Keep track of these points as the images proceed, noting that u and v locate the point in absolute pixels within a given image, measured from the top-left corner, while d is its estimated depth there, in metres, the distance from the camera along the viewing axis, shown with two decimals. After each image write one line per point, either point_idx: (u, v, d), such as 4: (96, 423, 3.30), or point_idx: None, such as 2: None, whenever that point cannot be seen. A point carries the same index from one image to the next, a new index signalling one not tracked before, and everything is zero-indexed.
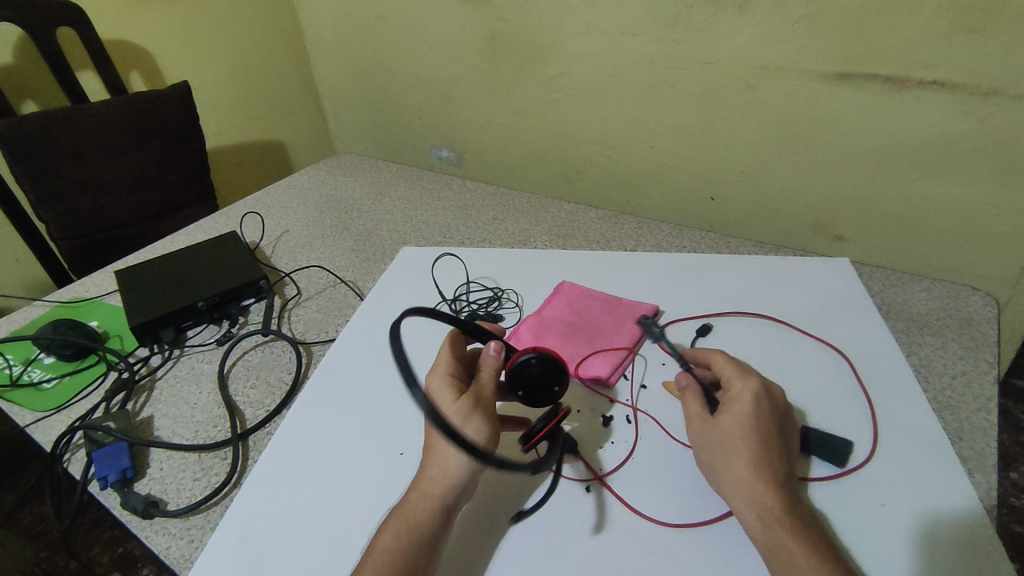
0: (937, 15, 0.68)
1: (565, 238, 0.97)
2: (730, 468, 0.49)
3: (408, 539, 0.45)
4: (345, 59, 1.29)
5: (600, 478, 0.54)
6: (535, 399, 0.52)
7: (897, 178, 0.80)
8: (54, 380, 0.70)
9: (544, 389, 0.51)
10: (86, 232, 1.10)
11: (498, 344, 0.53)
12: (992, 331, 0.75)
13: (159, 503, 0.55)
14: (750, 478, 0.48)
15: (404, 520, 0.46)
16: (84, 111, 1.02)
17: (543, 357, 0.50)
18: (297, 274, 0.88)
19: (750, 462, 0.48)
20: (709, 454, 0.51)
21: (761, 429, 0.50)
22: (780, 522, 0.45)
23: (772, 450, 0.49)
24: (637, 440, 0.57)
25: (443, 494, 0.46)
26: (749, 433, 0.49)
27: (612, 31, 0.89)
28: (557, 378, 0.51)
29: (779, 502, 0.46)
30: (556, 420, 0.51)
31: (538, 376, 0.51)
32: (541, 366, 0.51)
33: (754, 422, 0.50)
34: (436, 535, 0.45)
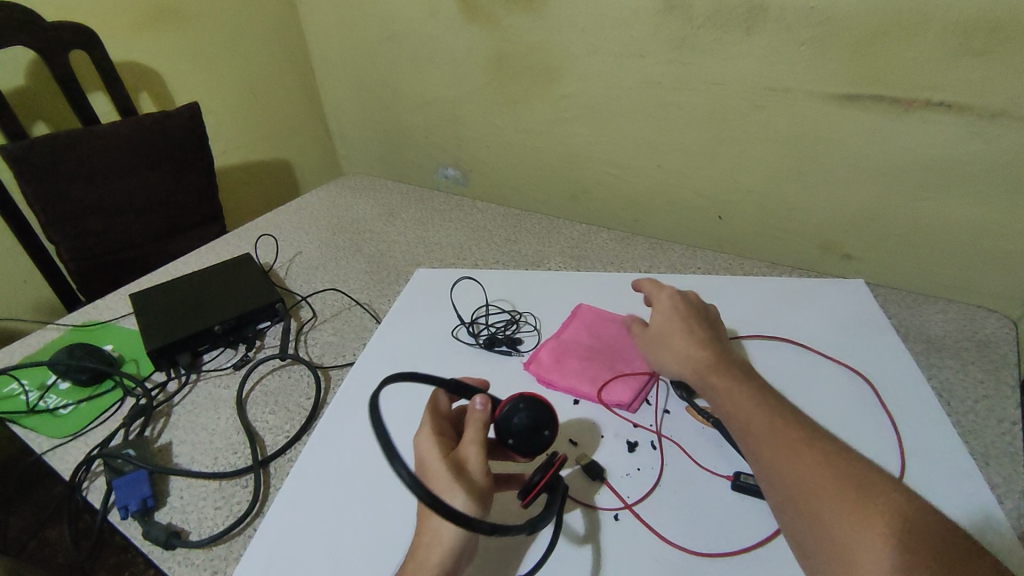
0: (944, 38, 0.69)
1: (579, 259, 0.98)
2: (666, 350, 0.58)
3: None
4: (351, 78, 1.30)
5: (628, 507, 0.54)
6: (528, 448, 0.50)
7: (906, 199, 0.81)
8: (71, 406, 0.69)
9: (535, 437, 0.50)
10: (96, 254, 1.10)
11: (484, 396, 0.50)
12: (1011, 353, 0.75)
13: (181, 533, 0.55)
14: (681, 352, 0.57)
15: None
16: (95, 133, 1.02)
17: (529, 402, 0.50)
18: (312, 297, 0.88)
19: (682, 338, 0.58)
20: (653, 347, 0.60)
21: (683, 315, 0.60)
22: (717, 374, 0.54)
23: (696, 326, 0.59)
24: (662, 466, 0.58)
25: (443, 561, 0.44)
26: (673, 319, 0.60)
27: (621, 52, 0.90)
28: (545, 421, 0.50)
29: (711, 360, 0.55)
30: (553, 469, 0.49)
31: (527, 423, 0.49)
32: (528, 412, 0.50)
33: (676, 311, 0.60)
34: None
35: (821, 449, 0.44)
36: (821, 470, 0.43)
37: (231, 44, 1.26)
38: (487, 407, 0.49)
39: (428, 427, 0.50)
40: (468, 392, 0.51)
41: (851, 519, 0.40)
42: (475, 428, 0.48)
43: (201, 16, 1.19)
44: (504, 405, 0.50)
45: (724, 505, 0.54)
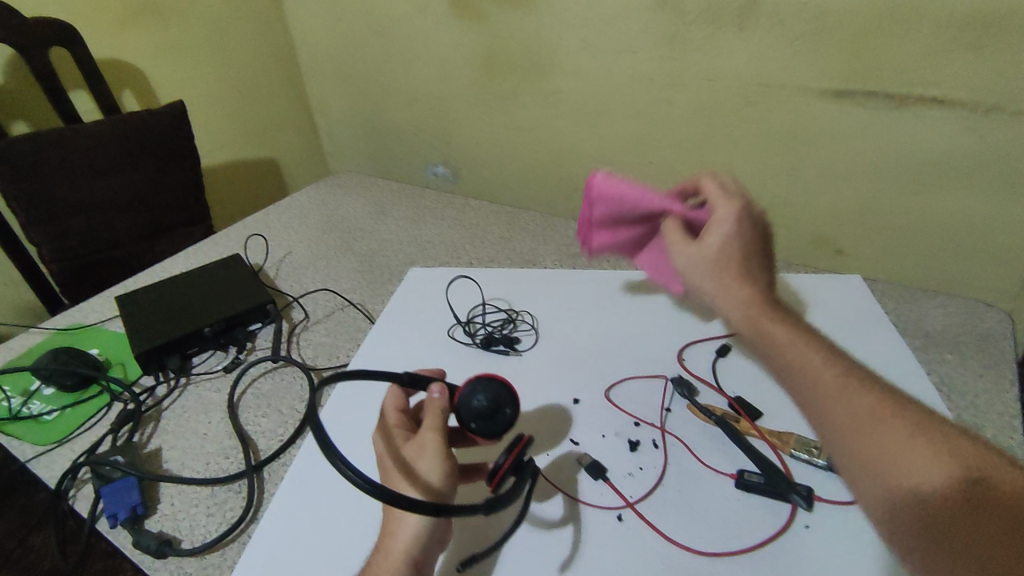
0: (936, 33, 0.69)
1: (573, 257, 0.97)
2: (722, 283, 0.52)
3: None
4: (338, 75, 1.28)
5: (631, 506, 0.54)
6: (490, 431, 0.49)
7: (898, 194, 0.81)
8: (56, 412, 0.67)
9: (495, 418, 0.49)
10: (79, 255, 1.08)
11: (440, 384, 0.50)
12: (1009, 347, 0.76)
13: (173, 541, 0.54)
14: (735, 288, 0.51)
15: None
16: (77, 132, 1.00)
17: (486, 382, 0.50)
18: (304, 298, 0.86)
19: (734, 278, 0.52)
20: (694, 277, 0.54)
21: (739, 246, 0.53)
22: (772, 318, 0.49)
23: (747, 261, 0.52)
24: (665, 464, 0.58)
25: (408, 548, 0.45)
26: (730, 248, 0.53)
27: (612, 48, 0.90)
28: (505, 399, 0.49)
29: (764, 302, 0.50)
30: (518, 450, 0.48)
31: (486, 404, 0.48)
32: (485, 394, 0.49)
33: (732, 241, 0.53)
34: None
35: (880, 399, 0.42)
36: (900, 433, 0.39)
37: (215, 41, 1.24)
38: (444, 395, 0.49)
39: (383, 421, 0.51)
40: (423, 382, 0.50)
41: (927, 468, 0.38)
42: (432, 417, 0.48)
43: (184, 12, 1.17)
44: (462, 389, 0.50)
45: (728, 504, 0.54)
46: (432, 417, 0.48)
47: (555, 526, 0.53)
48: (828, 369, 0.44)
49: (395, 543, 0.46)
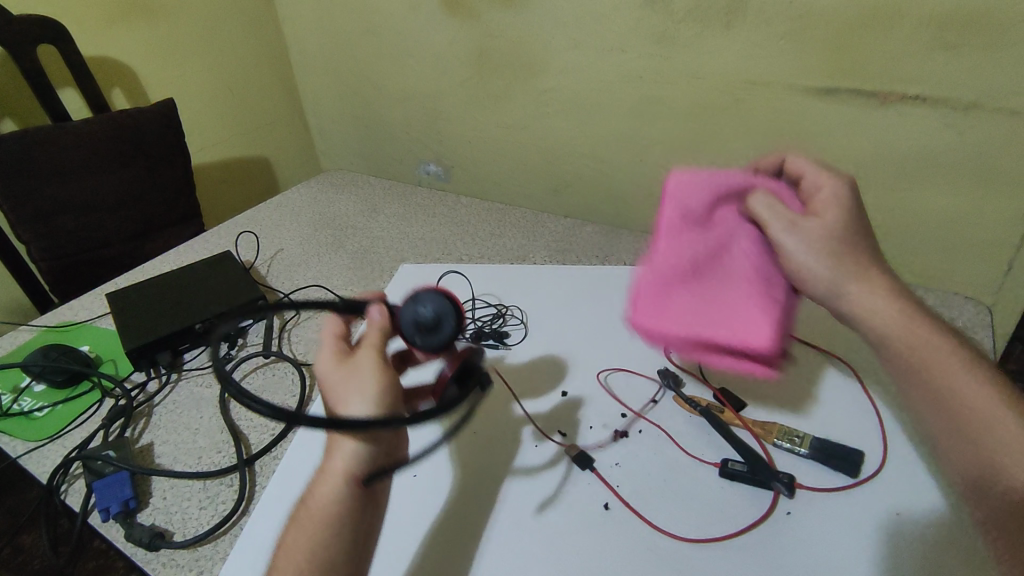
0: (917, 32, 0.70)
1: (563, 253, 0.99)
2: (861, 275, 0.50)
3: (320, 521, 0.46)
4: (329, 74, 1.28)
5: (617, 496, 0.57)
6: (433, 344, 0.51)
7: (881, 191, 0.82)
8: (46, 408, 0.68)
9: (437, 331, 0.51)
10: (68, 254, 1.08)
11: (379, 305, 0.52)
12: (987, 339, 0.78)
13: (165, 534, 0.55)
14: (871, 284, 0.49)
15: (312, 505, 0.48)
16: (66, 130, 1.00)
17: (427, 295, 0.52)
18: (295, 295, 0.87)
19: (857, 266, 0.50)
20: (812, 276, 0.50)
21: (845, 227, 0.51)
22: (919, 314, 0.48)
23: (861, 241, 0.51)
24: (648, 453, 0.61)
25: (346, 466, 0.48)
26: (844, 229, 0.51)
27: (601, 47, 0.91)
28: (447, 315, 0.52)
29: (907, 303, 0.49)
30: None
31: (429, 315, 0.51)
32: (424, 307, 0.51)
33: (842, 223, 0.51)
34: (347, 509, 0.47)
35: (989, 384, 0.45)
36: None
37: (207, 39, 1.24)
38: (384, 315, 0.52)
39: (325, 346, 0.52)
40: (364, 305, 0.52)
41: None
42: (373, 337, 0.50)
43: (174, 10, 1.17)
44: (402, 307, 0.52)
45: (711, 491, 0.57)
46: (373, 337, 0.51)
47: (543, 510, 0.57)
48: (961, 375, 0.45)
49: (335, 463, 0.48)
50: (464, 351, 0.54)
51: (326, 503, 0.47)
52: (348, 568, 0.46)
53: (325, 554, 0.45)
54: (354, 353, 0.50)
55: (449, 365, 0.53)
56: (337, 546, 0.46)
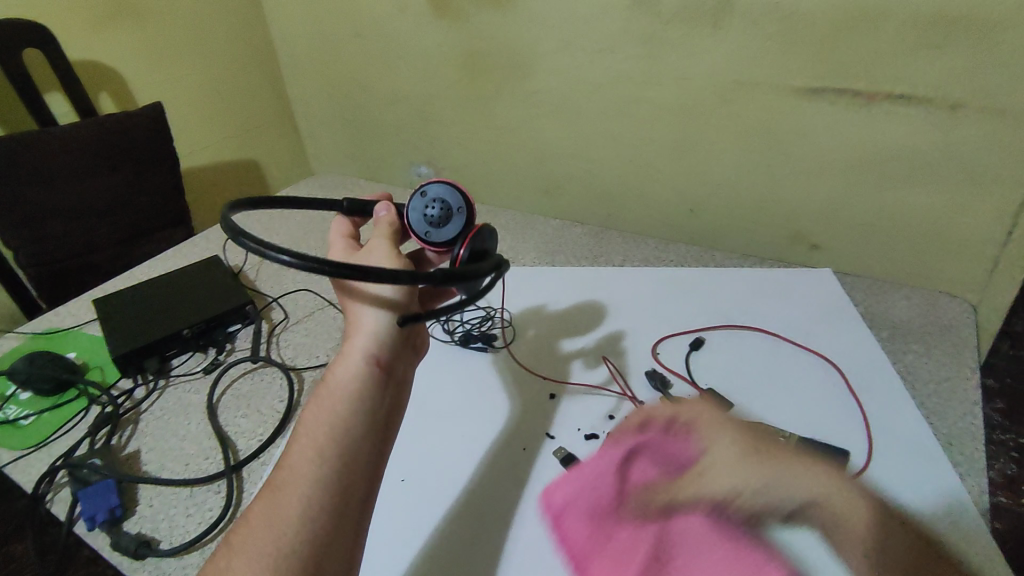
0: (902, 32, 0.70)
1: (553, 254, 1.00)
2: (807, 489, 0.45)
3: (340, 399, 0.48)
4: (319, 76, 1.27)
5: None
6: (444, 231, 0.58)
7: (868, 190, 0.83)
8: (32, 416, 0.67)
9: (446, 222, 0.58)
10: (56, 259, 1.07)
11: (386, 203, 0.59)
12: (970, 336, 0.79)
13: (151, 542, 0.54)
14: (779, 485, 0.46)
15: (329, 386, 0.49)
16: (52, 134, 0.99)
17: (434, 192, 0.59)
18: (284, 299, 0.86)
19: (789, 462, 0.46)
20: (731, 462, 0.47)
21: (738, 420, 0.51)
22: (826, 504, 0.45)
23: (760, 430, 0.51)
24: None
25: (367, 345, 0.50)
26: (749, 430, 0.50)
27: (590, 48, 0.91)
28: (454, 207, 0.59)
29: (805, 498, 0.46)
30: (470, 237, 0.54)
31: (437, 208, 0.58)
32: (432, 203, 0.58)
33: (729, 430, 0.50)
34: (367, 386, 0.49)
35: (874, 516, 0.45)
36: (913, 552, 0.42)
37: (195, 42, 1.24)
38: (390, 211, 0.57)
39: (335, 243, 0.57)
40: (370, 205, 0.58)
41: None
42: (382, 228, 0.55)
43: (162, 13, 1.16)
44: (408, 206, 0.59)
45: None
46: (382, 229, 0.55)
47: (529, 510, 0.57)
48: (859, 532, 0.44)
49: (355, 343, 0.51)
50: (475, 229, 0.55)
51: (345, 380, 0.48)
52: (368, 445, 0.47)
53: (345, 427, 0.46)
54: (366, 241, 0.55)
55: (461, 244, 0.54)
56: (358, 420, 0.47)
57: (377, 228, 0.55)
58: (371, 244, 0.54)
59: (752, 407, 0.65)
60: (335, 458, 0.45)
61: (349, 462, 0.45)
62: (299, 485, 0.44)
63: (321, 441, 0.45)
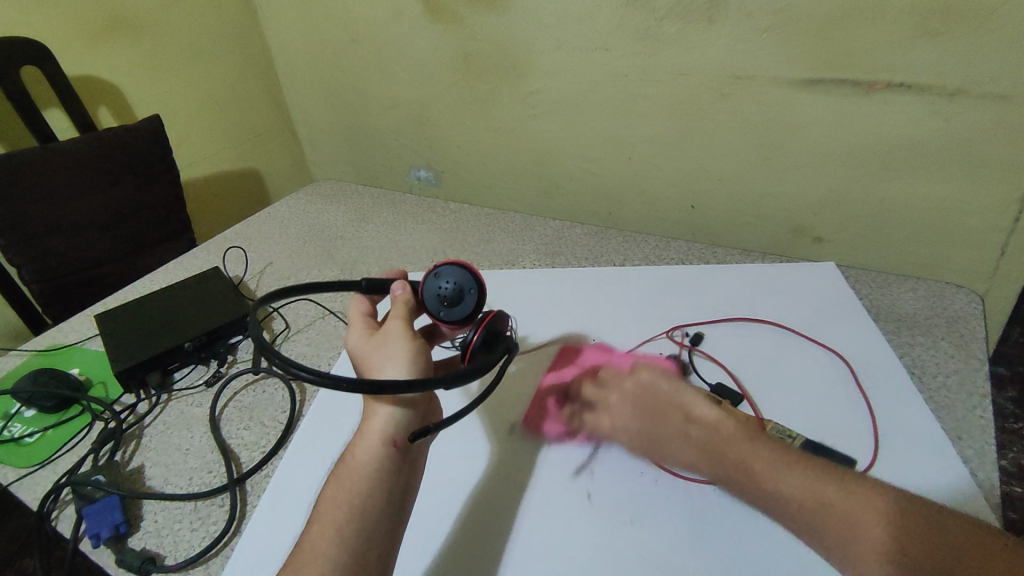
0: (901, 20, 0.69)
1: (553, 256, 0.99)
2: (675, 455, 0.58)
3: (357, 484, 0.48)
4: (316, 83, 1.27)
5: (599, 489, 0.58)
6: (458, 311, 0.56)
7: (871, 180, 0.82)
8: (36, 434, 0.67)
9: (459, 300, 0.56)
10: (59, 275, 1.07)
11: (401, 282, 0.57)
12: (979, 327, 0.77)
13: (156, 558, 0.54)
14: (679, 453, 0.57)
15: (347, 469, 0.49)
16: (52, 150, 1.00)
17: (448, 270, 0.57)
18: (284, 308, 0.87)
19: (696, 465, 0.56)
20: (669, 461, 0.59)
21: (636, 407, 0.62)
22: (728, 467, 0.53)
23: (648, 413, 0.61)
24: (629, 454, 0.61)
25: (384, 430, 0.50)
26: (640, 426, 0.60)
27: (586, 46, 0.90)
28: (468, 285, 0.57)
29: (704, 454, 0.55)
30: (485, 325, 0.54)
31: (451, 287, 0.56)
32: (447, 284, 0.56)
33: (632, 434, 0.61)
34: (385, 472, 0.48)
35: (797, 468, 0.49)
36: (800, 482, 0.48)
37: (193, 53, 1.23)
38: (405, 290, 0.56)
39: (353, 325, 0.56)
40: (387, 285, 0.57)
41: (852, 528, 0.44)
42: (399, 309, 0.55)
43: (158, 26, 1.16)
44: (424, 284, 0.57)
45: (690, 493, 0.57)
46: (399, 309, 0.55)
47: (525, 511, 0.57)
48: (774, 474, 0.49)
49: (373, 426, 0.50)
50: (490, 314, 0.55)
51: (363, 466, 0.48)
52: (385, 526, 0.47)
53: (361, 511, 0.47)
54: (382, 326, 0.54)
55: (475, 329, 0.54)
56: (375, 499, 0.47)
57: (394, 312, 0.55)
58: (387, 331, 0.53)
59: (757, 405, 0.65)
60: (349, 540, 0.45)
61: (365, 546, 0.45)
62: (314, 567, 0.44)
63: (337, 528, 0.46)
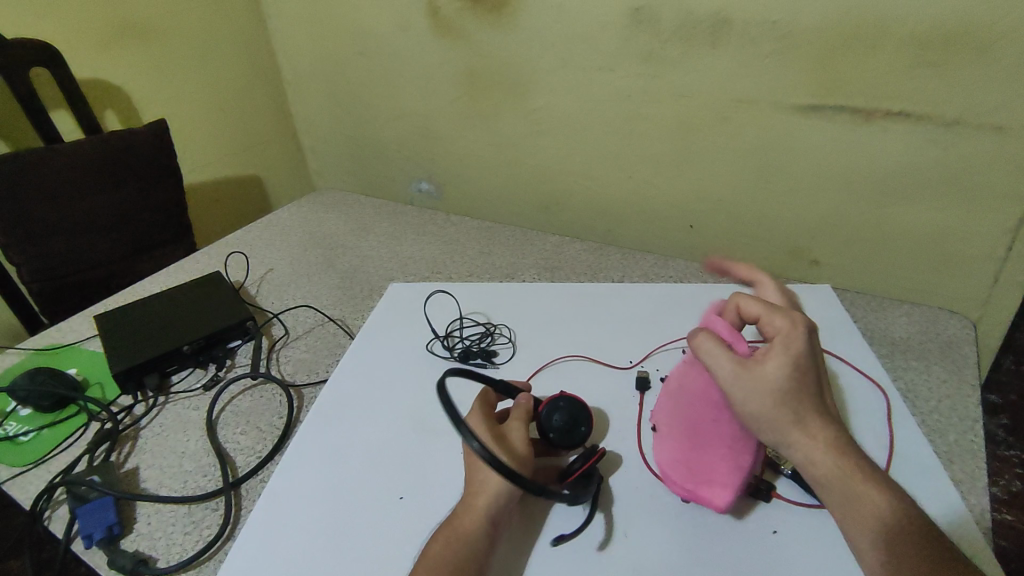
0: (899, 51, 0.71)
1: (553, 270, 1.00)
2: (779, 421, 0.49)
3: (459, 546, 0.49)
4: (322, 93, 1.29)
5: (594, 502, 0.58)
6: (565, 441, 0.57)
7: (867, 205, 0.83)
8: (32, 433, 0.67)
9: (572, 431, 0.57)
10: (58, 275, 1.07)
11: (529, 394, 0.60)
12: (971, 353, 0.78)
13: (149, 560, 0.54)
14: (769, 410, 0.49)
15: (454, 531, 0.50)
16: (58, 151, 1.00)
17: (569, 402, 0.58)
18: (284, 315, 0.88)
19: (798, 423, 0.49)
20: (755, 419, 0.50)
21: (799, 360, 0.50)
22: (803, 436, 0.49)
23: (814, 361, 0.51)
24: (624, 469, 0.61)
25: (489, 505, 0.51)
26: (789, 370, 0.50)
27: (591, 66, 0.92)
28: (581, 420, 0.58)
29: (793, 422, 0.49)
30: (592, 461, 0.57)
31: (564, 421, 0.57)
32: (566, 412, 0.58)
33: (796, 355, 0.50)
34: (482, 544, 0.49)
35: (824, 446, 0.48)
36: (831, 467, 0.48)
37: (202, 60, 1.25)
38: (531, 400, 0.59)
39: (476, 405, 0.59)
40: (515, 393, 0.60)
41: (854, 516, 0.46)
42: (520, 412, 0.57)
43: (169, 32, 1.17)
44: (545, 405, 0.59)
45: (683, 509, 0.57)
46: (519, 412, 0.57)
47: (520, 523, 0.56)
48: (811, 445, 0.49)
49: (480, 499, 0.51)
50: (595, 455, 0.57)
51: (470, 533, 0.49)
52: None
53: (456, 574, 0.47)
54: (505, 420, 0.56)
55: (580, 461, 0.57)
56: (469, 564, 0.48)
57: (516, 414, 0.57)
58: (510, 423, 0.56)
59: None
60: None
61: None
62: None
63: None
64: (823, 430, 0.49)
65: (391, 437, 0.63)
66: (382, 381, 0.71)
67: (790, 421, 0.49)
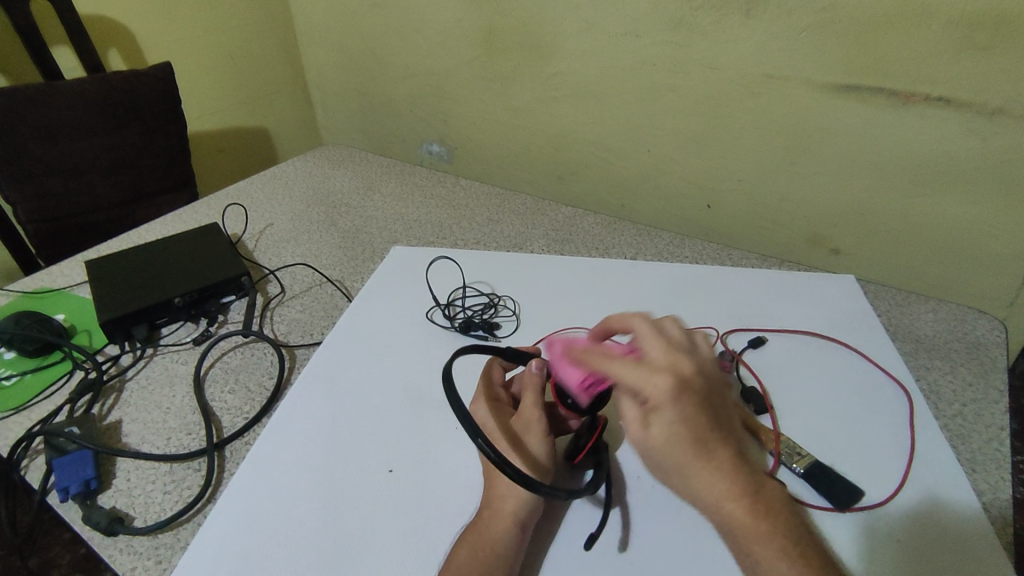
0: (949, 30, 0.66)
1: (563, 243, 0.97)
2: (688, 482, 0.43)
3: (485, 555, 0.45)
4: (334, 45, 1.23)
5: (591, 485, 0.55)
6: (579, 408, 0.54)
7: (898, 195, 0.79)
8: (15, 378, 0.65)
9: None
10: (55, 217, 1.04)
11: (540, 360, 0.56)
12: (1000, 357, 0.75)
13: (125, 518, 0.52)
14: (674, 470, 0.44)
15: (479, 538, 0.47)
16: (57, 88, 0.96)
17: None
18: (281, 272, 0.85)
19: (711, 479, 0.43)
20: (665, 477, 0.45)
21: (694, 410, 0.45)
22: (713, 492, 0.43)
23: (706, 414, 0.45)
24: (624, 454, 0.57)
25: (517, 510, 0.48)
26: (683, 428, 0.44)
27: (616, 31, 0.86)
28: None
29: (704, 483, 0.43)
30: (599, 432, 0.53)
31: None
32: None
33: (684, 408, 0.45)
34: (513, 550, 0.46)
35: (733, 502, 0.43)
36: (748, 525, 0.42)
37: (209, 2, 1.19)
38: (542, 369, 0.55)
39: (487, 394, 0.55)
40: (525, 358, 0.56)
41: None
42: (532, 388, 0.54)
43: None
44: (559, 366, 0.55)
45: None
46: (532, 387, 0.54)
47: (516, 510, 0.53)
48: (721, 501, 0.43)
49: (506, 506, 0.48)
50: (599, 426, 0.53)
51: (497, 540, 0.46)
52: None
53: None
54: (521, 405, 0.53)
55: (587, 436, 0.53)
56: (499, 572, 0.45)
57: (529, 392, 0.54)
58: (528, 411, 0.53)
59: (779, 420, 0.61)
60: None
61: None
62: None
63: None
64: (730, 480, 0.44)
65: (384, 408, 0.61)
66: (377, 348, 0.68)
67: (696, 477, 0.43)
